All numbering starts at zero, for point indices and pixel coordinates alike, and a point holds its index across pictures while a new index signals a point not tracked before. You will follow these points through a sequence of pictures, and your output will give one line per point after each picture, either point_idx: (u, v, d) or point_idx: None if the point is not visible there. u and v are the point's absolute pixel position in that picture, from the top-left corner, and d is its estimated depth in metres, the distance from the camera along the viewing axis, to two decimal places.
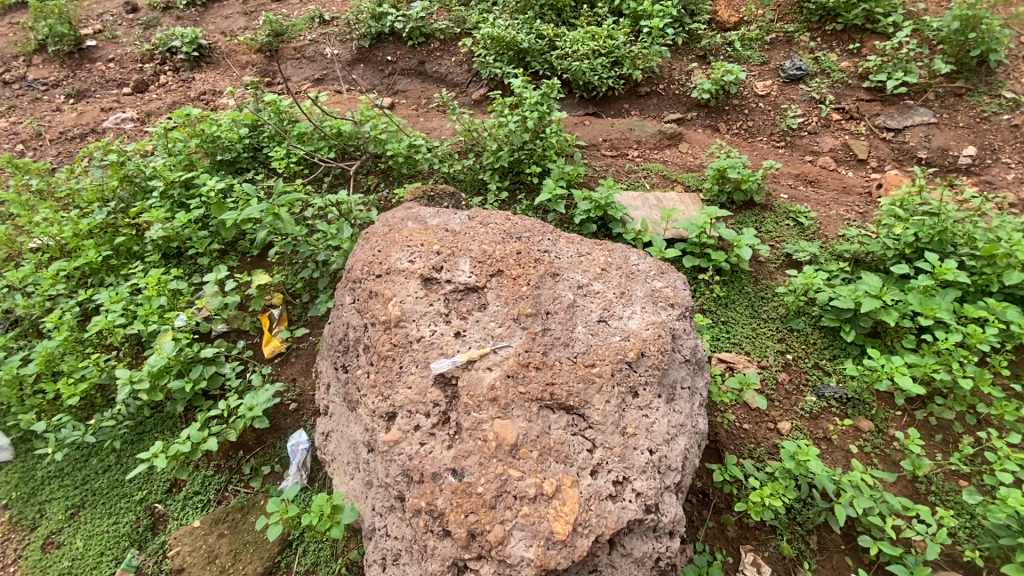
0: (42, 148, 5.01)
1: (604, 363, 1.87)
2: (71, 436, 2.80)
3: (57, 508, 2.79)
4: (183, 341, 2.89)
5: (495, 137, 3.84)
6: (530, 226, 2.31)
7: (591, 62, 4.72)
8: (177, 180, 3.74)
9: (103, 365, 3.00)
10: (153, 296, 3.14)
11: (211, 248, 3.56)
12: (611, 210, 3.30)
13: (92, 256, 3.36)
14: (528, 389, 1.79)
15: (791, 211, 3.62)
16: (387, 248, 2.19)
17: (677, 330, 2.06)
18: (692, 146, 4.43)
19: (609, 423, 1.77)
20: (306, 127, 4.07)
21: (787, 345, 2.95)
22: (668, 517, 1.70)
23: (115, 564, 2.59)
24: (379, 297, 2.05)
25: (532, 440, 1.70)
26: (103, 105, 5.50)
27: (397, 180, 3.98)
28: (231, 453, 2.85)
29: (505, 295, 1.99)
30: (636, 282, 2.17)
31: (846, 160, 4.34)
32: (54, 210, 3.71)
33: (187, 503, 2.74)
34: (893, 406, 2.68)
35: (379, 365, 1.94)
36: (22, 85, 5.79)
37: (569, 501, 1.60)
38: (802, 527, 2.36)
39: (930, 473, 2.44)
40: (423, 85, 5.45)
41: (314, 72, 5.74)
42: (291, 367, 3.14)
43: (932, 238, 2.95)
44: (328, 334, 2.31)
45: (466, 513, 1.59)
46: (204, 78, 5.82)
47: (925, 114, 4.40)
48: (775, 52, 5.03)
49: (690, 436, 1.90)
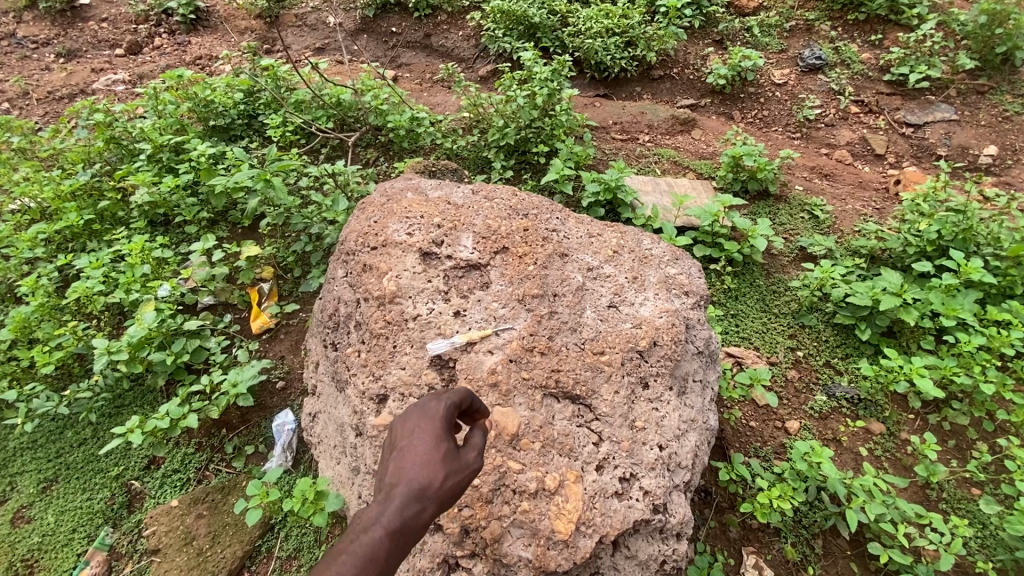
0: (28, 107, 4.80)
1: (614, 351, 1.74)
2: (44, 407, 2.66)
3: (29, 481, 2.66)
4: (166, 312, 2.75)
5: (502, 113, 3.67)
6: (538, 204, 2.15)
7: (604, 41, 4.54)
8: (166, 143, 3.54)
9: (80, 334, 2.84)
10: (136, 264, 2.98)
11: (200, 217, 3.38)
12: (621, 193, 3.14)
13: (73, 220, 3.19)
14: (532, 374, 1.66)
15: (806, 204, 3.48)
16: (384, 218, 2.04)
17: (691, 319, 1.94)
18: (705, 133, 4.27)
19: (617, 415, 1.65)
20: (304, 95, 3.88)
21: (798, 342, 2.83)
22: (676, 519, 1.58)
23: (87, 542, 2.46)
24: (373, 270, 1.90)
25: (535, 431, 1.57)
26: (94, 66, 5.30)
27: (397, 155, 3.82)
28: (213, 431, 2.72)
29: (509, 274, 1.85)
30: (650, 266, 2.03)
31: (862, 155, 4.18)
32: (35, 169, 3.52)
33: (165, 481, 2.61)
34: (906, 409, 2.57)
35: (371, 344, 1.79)
36: (10, 42, 5.53)
37: (572, 497, 1.48)
38: (807, 530, 2.25)
39: (943, 480, 2.34)
40: (428, 59, 5.23)
41: (315, 41, 5.51)
42: (279, 345, 3.01)
43: (957, 236, 2.81)
44: (317, 310, 2.15)
45: (460, 507, 1.47)
46: (200, 43, 5.59)
47: (946, 110, 4.26)
48: (794, 40, 4.87)
49: (701, 433, 1.78)
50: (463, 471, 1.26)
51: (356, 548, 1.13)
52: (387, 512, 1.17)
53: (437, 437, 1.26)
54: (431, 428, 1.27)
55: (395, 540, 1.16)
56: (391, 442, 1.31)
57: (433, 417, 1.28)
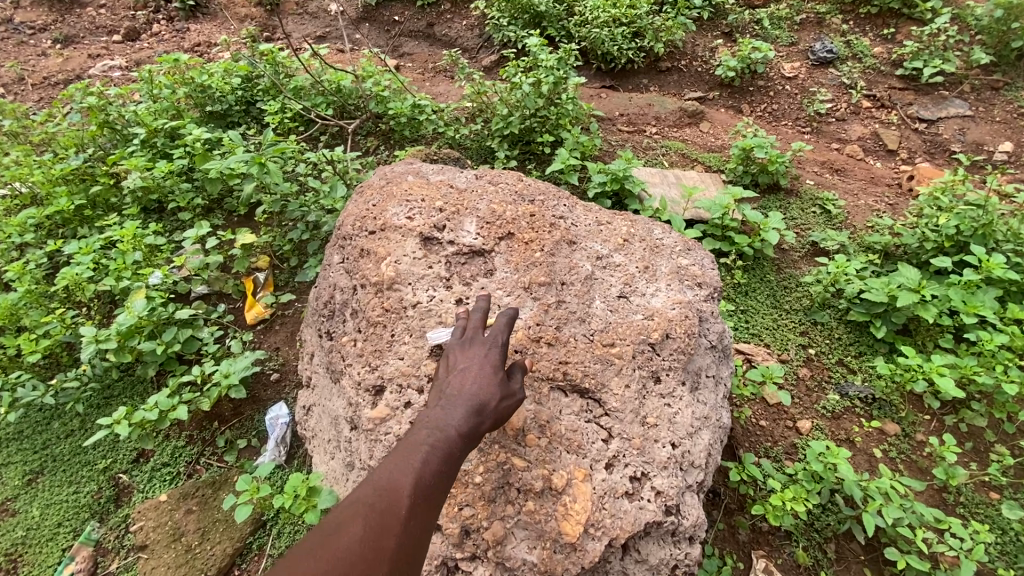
0: (23, 92, 4.70)
1: (625, 343, 1.65)
2: (29, 396, 2.57)
3: (14, 473, 2.57)
4: (157, 300, 2.65)
5: (506, 101, 3.57)
6: (545, 189, 2.06)
7: (611, 30, 4.44)
8: (161, 128, 3.45)
9: (69, 322, 2.75)
10: (128, 250, 2.89)
11: (194, 204, 3.28)
12: (629, 183, 3.05)
13: (63, 205, 3.10)
14: (538, 366, 1.57)
15: (818, 199, 3.38)
16: (382, 202, 1.94)
17: (704, 312, 1.84)
18: (714, 126, 4.17)
19: (628, 410, 1.56)
20: (303, 81, 3.79)
21: (810, 339, 2.74)
22: (689, 521, 1.49)
23: (72, 537, 2.38)
24: (371, 256, 1.81)
25: (541, 426, 1.49)
26: (91, 52, 5.20)
27: (398, 143, 3.72)
28: (205, 423, 2.64)
29: (514, 261, 1.76)
30: (661, 256, 1.94)
31: (874, 150, 4.07)
32: (26, 153, 3.43)
33: (154, 475, 2.52)
34: (922, 409, 2.47)
35: (368, 333, 1.70)
36: (6, 27, 5.43)
37: (580, 498, 1.40)
38: (820, 534, 2.16)
39: (962, 484, 2.24)
40: (431, 49, 5.13)
41: (316, 29, 5.41)
42: (274, 336, 2.92)
43: (976, 231, 2.72)
44: (313, 298, 2.06)
45: (460, 506, 1.39)
46: (199, 30, 5.49)
47: (960, 106, 4.16)
48: (804, 33, 4.77)
49: (715, 431, 1.69)
50: (513, 389, 1.39)
51: (431, 445, 1.20)
52: (456, 414, 1.26)
53: (490, 359, 1.39)
54: (486, 351, 1.40)
55: (464, 441, 1.24)
56: (442, 370, 1.41)
57: (486, 343, 1.41)
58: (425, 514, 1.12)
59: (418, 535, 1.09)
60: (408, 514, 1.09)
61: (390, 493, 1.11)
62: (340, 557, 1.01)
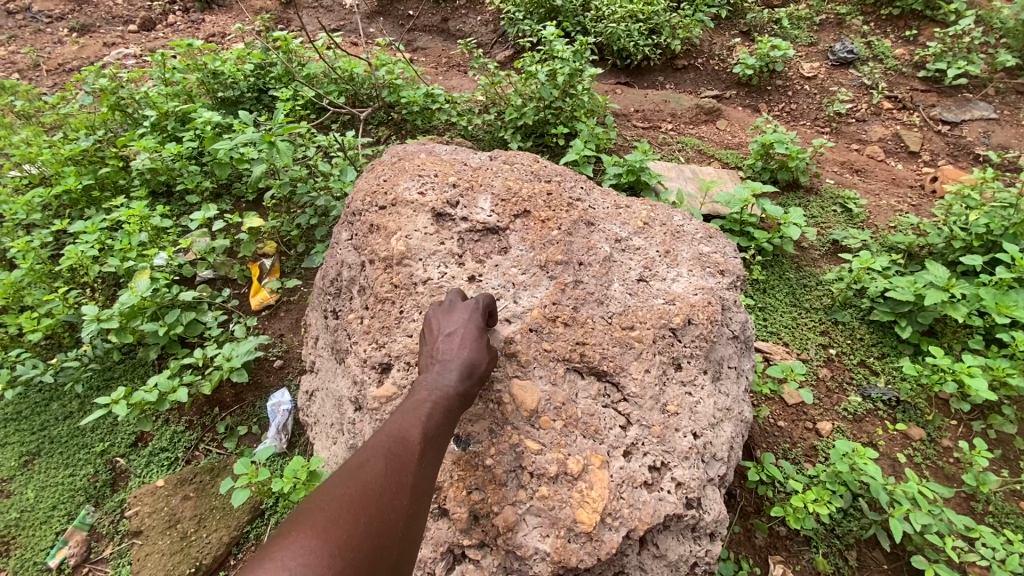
0: (38, 78, 4.71)
1: (645, 327, 1.57)
2: (29, 375, 2.52)
3: (10, 454, 2.52)
4: (161, 281, 2.61)
5: (521, 92, 3.51)
6: (562, 171, 1.99)
7: (627, 26, 4.38)
8: (172, 111, 3.42)
9: (71, 302, 2.71)
10: (134, 231, 2.85)
11: (203, 187, 3.24)
12: (644, 175, 2.97)
13: (71, 184, 3.07)
14: (554, 346, 1.50)
15: (839, 197, 3.29)
16: (394, 177, 1.88)
17: (727, 300, 1.76)
18: (731, 123, 4.09)
19: (647, 396, 1.48)
20: (316, 69, 3.75)
21: (831, 339, 2.64)
22: (711, 516, 1.40)
23: (66, 520, 2.31)
24: (381, 231, 1.74)
25: (557, 408, 1.42)
26: (107, 40, 5.21)
27: (410, 134, 3.67)
28: (205, 409, 2.57)
29: (531, 239, 1.69)
30: (682, 242, 1.87)
31: (895, 152, 3.97)
32: (37, 134, 3.41)
33: (152, 460, 2.45)
34: (949, 414, 2.37)
35: (376, 310, 1.63)
36: (24, 16, 5.46)
37: (597, 485, 1.32)
38: (841, 541, 2.04)
39: (991, 492, 2.13)
40: (445, 43, 5.09)
41: (331, 22, 5.38)
42: (279, 322, 2.86)
43: (1007, 230, 2.62)
44: (319, 277, 1.99)
45: (469, 490, 1.32)
46: (214, 21, 5.49)
47: (984, 109, 4.06)
48: (824, 34, 4.69)
49: (736, 424, 1.60)
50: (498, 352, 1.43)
51: (434, 397, 1.21)
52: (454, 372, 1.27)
53: (475, 321, 1.40)
54: (468, 314, 1.41)
55: (463, 398, 1.26)
56: (426, 336, 1.40)
57: (470, 309, 1.41)
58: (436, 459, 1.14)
59: (431, 476, 1.11)
60: (422, 456, 1.11)
61: (404, 436, 1.12)
62: (366, 487, 1.01)
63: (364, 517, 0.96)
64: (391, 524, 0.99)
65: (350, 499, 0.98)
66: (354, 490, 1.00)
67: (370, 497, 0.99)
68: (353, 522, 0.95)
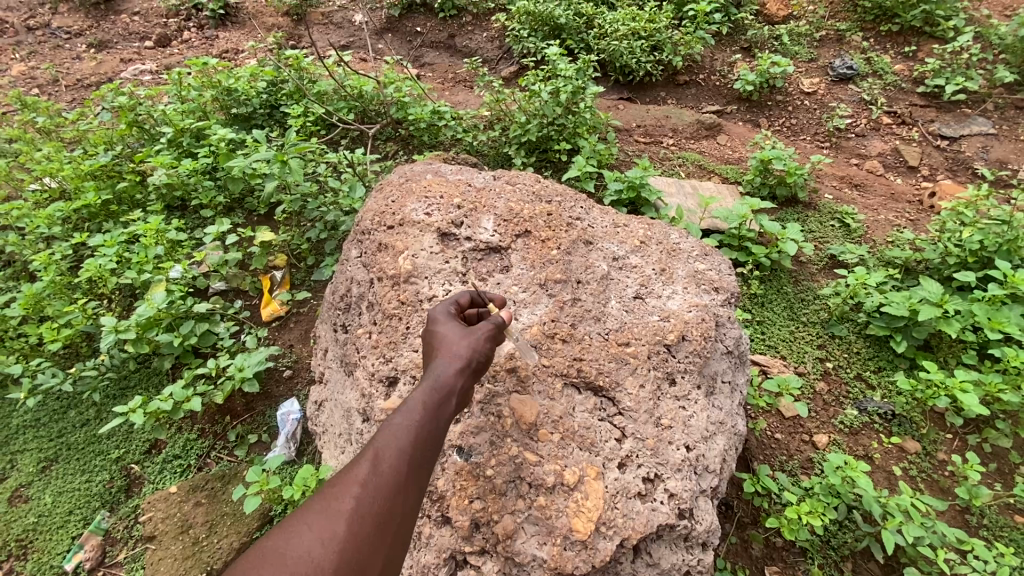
0: (57, 93, 4.87)
1: (640, 343, 1.66)
2: (49, 383, 2.62)
3: (29, 460, 2.61)
4: (176, 293, 2.70)
5: (525, 109, 3.60)
6: (562, 191, 2.08)
7: (630, 43, 4.47)
8: (188, 128, 3.54)
9: (90, 313, 2.81)
10: (150, 245, 2.95)
11: (217, 201, 3.35)
12: (645, 192, 3.05)
13: (91, 199, 3.18)
14: (553, 362, 1.58)
15: (837, 212, 3.35)
16: (402, 198, 1.97)
17: (721, 316, 1.83)
18: (731, 139, 4.16)
19: (642, 410, 1.55)
20: (326, 86, 3.87)
21: (828, 353, 2.69)
22: (703, 526, 1.46)
23: (82, 525, 2.39)
24: (389, 249, 1.83)
25: (554, 421, 1.49)
26: (124, 57, 5.37)
27: (417, 149, 3.77)
28: (217, 417, 2.66)
29: (531, 258, 1.77)
30: (678, 260, 1.95)
31: (894, 166, 4.02)
32: (59, 150, 3.55)
33: (165, 467, 2.54)
34: (944, 428, 2.41)
35: (383, 325, 1.71)
36: (44, 32, 5.63)
37: (592, 495, 1.39)
38: (836, 552, 2.08)
39: (985, 505, 2.17)
40: (451, 59, 5.20)
41: (340, 38, 5.52)
42: (288, 333, 2.95)
43: (1001, 247, 2.67)
44: (329, 292, 2.08)
45: (471, 499, 1.39)
46: (227, 38, 5.64)
47: (983, 124, 4.11)
48: (824, 50, 4.76)
49: (729, 437, 1.66)
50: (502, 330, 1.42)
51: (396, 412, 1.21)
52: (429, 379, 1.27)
53: (448, 325, 1.40)
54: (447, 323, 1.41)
55: (433, 399, 1.23)
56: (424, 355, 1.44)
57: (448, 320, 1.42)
58: (390, 474, 1.10)
59: (384, 493, 1.08)
60: (366, 478, 1.08)
61: (349, 462, 1.12)
62: (300, 517, 1.03)
63: (294, 554, 0.98)
64: (321, 554, 0.99)
65: (284, 538, 1.00)
66: (286, 529, 1.02)
67: (302, 532, 1.01)
68: (282, 561, 0.97)
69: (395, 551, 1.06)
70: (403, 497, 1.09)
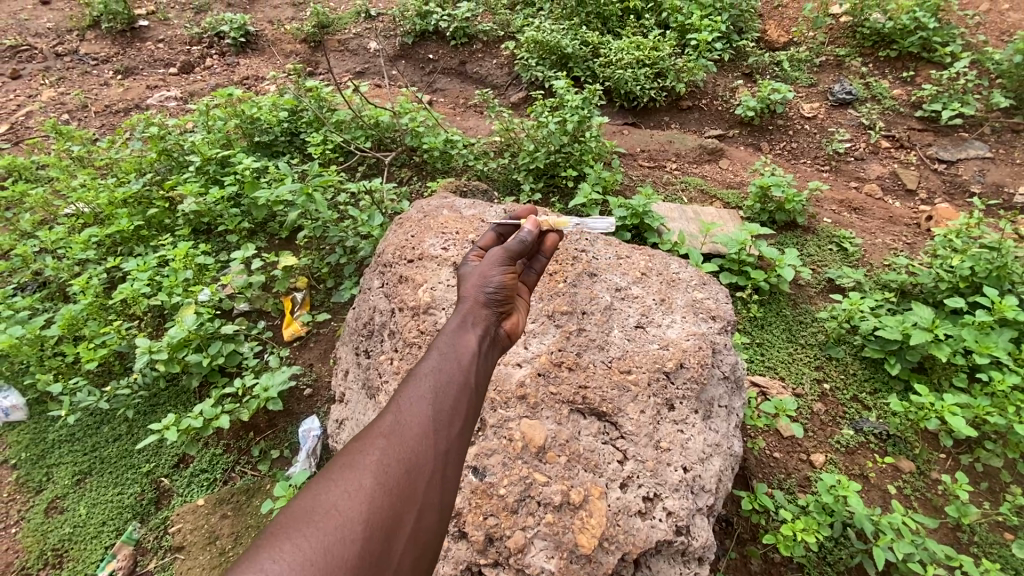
0: (86, 119, 5.12)
1: (640, 371, 1.81)
2: (86, 401, 2.79)
3: (64, 473, 2.77)
4: (204, 316, 2.87)
5: (533, 137, 3.76)
6: (568, 225, 2.30)
7: (634, 72, 4.65)
8: (214, 156, 3.74)
9: (123, 333, 2.99)
10: (179, 269, 3.13)
11: (241, 226, 3.53)
12: (648, 218, 3.19)
13: (124, 225, 3.38)
14: (560, 389, 1.75)
15: (835, 236, 3.47)
16: (420, 234, 2.20)
17: (718, 344, 1.96)
18: (733, 163, 4.30)
19: (642, 434, 1.70)
20: (344, 116, 4.06)
21: (825, 374, 2.80)
22: (699, 542, 1.58)
23: (115, 536, 2.54)
24: (409, 282, 2.05)
25: (562, 445, 1.64)
26: (149, 83, 5.62)
27: (430, 175, 3.94)
28: (241, 433, 2.81)
29: (540, 290, 2.01)
30: (678, 290, 2.10)
31: (893, 189, 4.13)
32: (93, 177, 3.77)
33: (193, 481, 2.68)
34: (937, 448, 2.50)
35: (405, 352, 1.88)
36: (73, 59, 5.91)
37: (596, 513, 1.52)
38: (832, 568, 2.17)
39: (975, 523, 2.26)
40: (462, 85, 5.41)
41: (356, 65, 5.75)
42: (308, 352, 3.10)
43: (991, 273, 2.78)
44: (352, 319, 2.26)
45: (486, 515, 1.52)
46: (248, 65, 5.87)
47: (979, 147, 4.21)
48: (824, 75, 4.88)
49: (726, 458, 1.78)
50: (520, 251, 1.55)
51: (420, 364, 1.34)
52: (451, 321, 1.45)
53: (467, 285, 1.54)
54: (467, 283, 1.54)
55: (451, 356, 1.35)
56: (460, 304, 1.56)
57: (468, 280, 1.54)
58: (413, 422, 1.19)
59: (409, 440, 1.16)
60: (390, 428, 1.17)
61: (368, 425, 1.20)
62: (327, 473, 1.08)
63: (322, 506, 1.01)
64: (351, 503, 1.03)
65: (309, 497, 1.03)
66: (310, 489, 1.04)
67: (330, 486, 1.05)
68: (310, 514, 0.99)
69: (428, 494, 1.12)
70: (429, 442, 1.18)
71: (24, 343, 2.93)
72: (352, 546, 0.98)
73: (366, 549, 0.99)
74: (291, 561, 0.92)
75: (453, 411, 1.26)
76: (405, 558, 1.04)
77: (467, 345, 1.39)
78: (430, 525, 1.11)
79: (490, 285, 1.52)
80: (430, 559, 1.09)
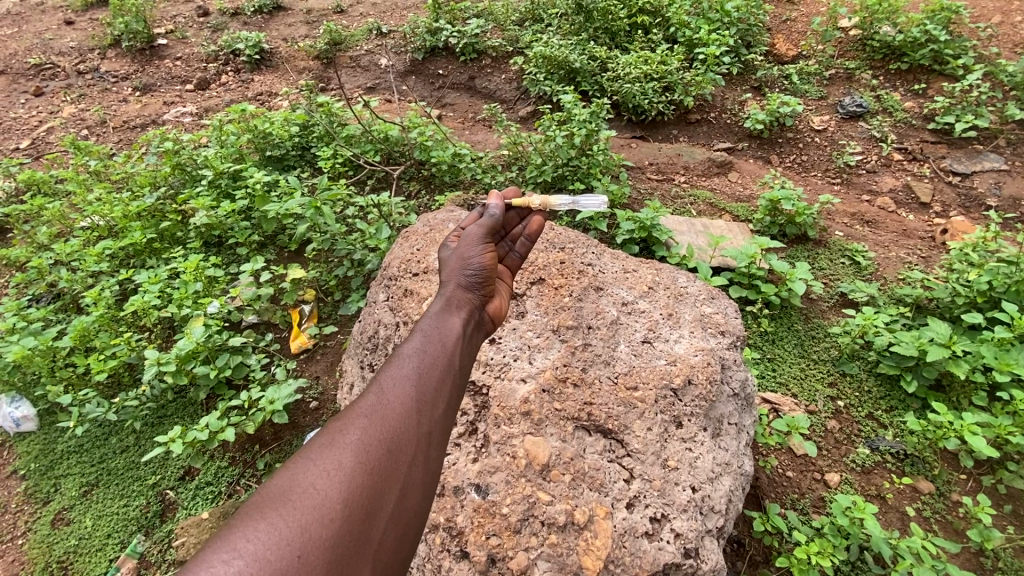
0: (105, 134, 5.24)
1: (648, 388, 1.78)
2: (95, 412, 2.81)
3: (72, 484, 2.78)
4: (213, 328, 2.89)
5: (540, 151, 3.76)
6: (575, 238, 2.30)
7: (642, 86, 4.66)
8: (226, 171, 3.79)
9: (134, 345, 3.02)
10: (189, 281, 3.16)
11: (251, 239, 3.57)
12: (656, 231, 3.17)
13: (137, 238, 3.43)
14: (565, 406, 1.72)
15: (847, 250, 3.42)
16: (425, 247, 2.26)
17: (727, 359, 1.92)
18: (742, 176, 4.27)
19: (649, 452, 1.66)
20: (354, 131, 4.12)
21: (839, 391, 2.73)
22: (708, 566, 1.54)
23: (119, 548, 2.54)
24: (414, 296, 2.11)
25: (565, 463, 1.61)
26: (166, 99, 5.74)
27: (438, 188, 3.96)
28: (247, 446, 2.80)
29: (545, 305, 2.00)
30: (685, 304, 2.08)
31: (906, 203, 4.06)
32: (108, 190, 3.84)
33: (198, 493, 2.67)
34: (958, 469, 2.42)
35: None
36: (93, 76, 6.07)
37: (601, 534, 1.48)
38: None
39: (999, 548, 2.17)
40: (471, 100, 5.46)
41: (367, 81, 5.83)
42: (315, 365, 3.10)
43: (1009, 289, 2.73)
44: (357, 332, 2.28)
45: (488, 535, 1.50)
46: (262, 81, 5.97)
47: (995, 160, 4.14)
48: (833, 87, 4.85)
49: (736, 478, 1.74)
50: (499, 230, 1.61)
51: (405, 346, 1.37)
52: (435, 304, 1.48)
53: (451, 270, 1.58)
54: (452, 268, 1.58)
55: (435, 338, 1.38)
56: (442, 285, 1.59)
57: (452, 265, 1.58)
58: (395, 403, 1.22)
59: (390, 421, 1.18)
60: (371, 409, 1.19)
61: (352, 406, 1.22)
62: (308, 454, 1.11)
63: (300, 486, 1.04)
64: (333, 484, 1.06)
65: (289, 476, 1.06)
66: (290, 469, 1.07)
67: (310, 467, 1.08)
68: (288, 494, 1.03)
69: (409, 474, 1.15)
70: (411, 423, 1.20)
71: (36, 354, 2.97)
72: (329, 525, 1.00)
73: (344, 529, 1.02)
74: (268, 540, 0.95)
75: (435, 393, 1.28)
76: (387, 534, 1.07)
77: (451, 327, 1.42)
78: (413, 504, 1.13)
79: (473, 269, 1.56)
80: (414, 535, 1.12)
